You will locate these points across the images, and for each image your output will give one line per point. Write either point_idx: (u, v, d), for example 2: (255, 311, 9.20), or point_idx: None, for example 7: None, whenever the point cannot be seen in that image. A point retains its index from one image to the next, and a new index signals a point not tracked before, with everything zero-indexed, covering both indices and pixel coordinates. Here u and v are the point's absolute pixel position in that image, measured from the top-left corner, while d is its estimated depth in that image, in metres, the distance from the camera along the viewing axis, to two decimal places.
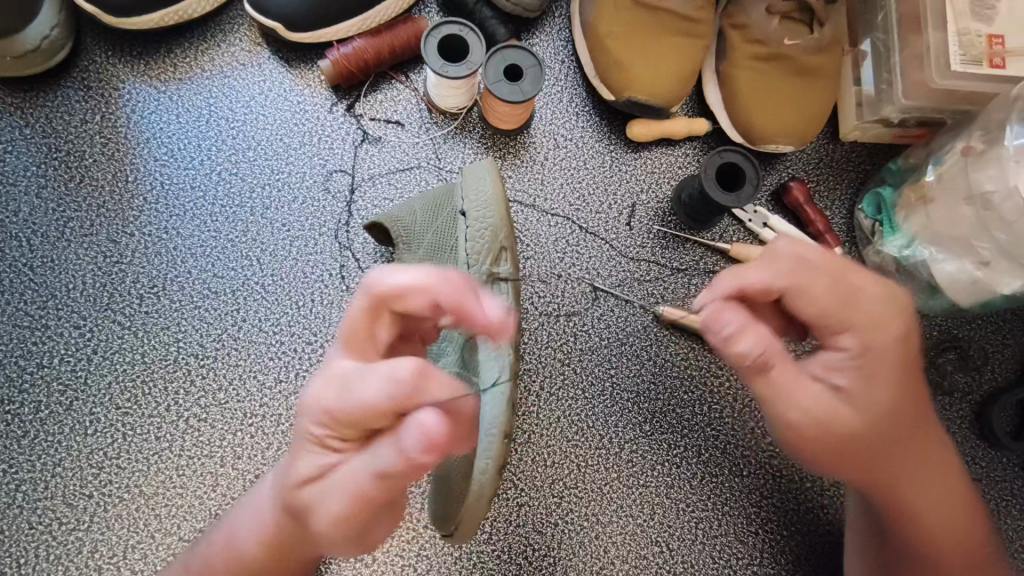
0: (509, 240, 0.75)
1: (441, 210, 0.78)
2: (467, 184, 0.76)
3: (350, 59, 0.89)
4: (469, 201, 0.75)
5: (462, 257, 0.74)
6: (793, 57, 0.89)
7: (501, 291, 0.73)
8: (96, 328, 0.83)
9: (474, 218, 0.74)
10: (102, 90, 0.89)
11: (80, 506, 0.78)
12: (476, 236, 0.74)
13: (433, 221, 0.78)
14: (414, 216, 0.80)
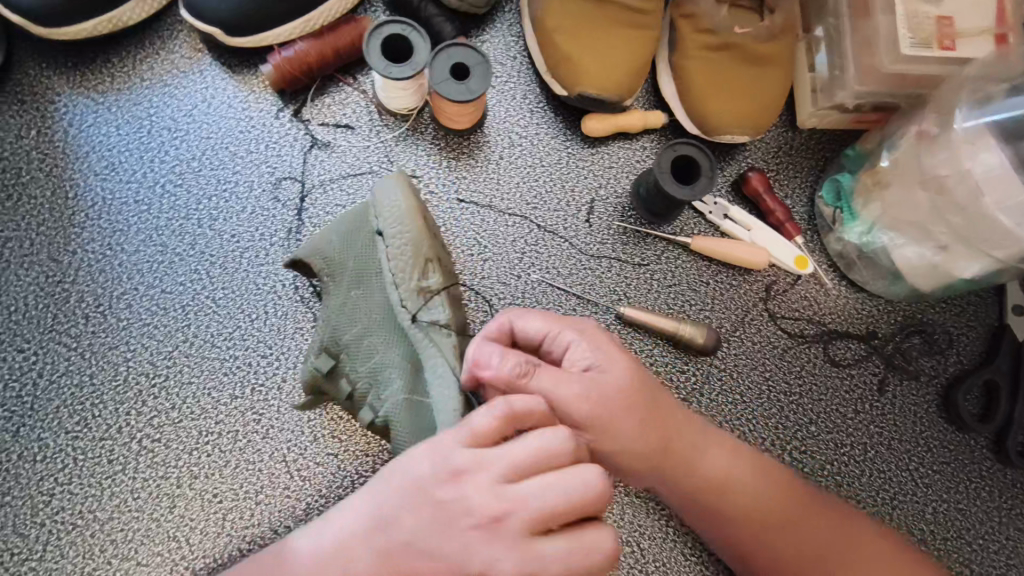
0: (432, 253, 0.74)
1: (358, 233, 0.76)
2: (378, 201, 0.74)
3: (292, 63, 0.86)
4: (388, 222, 0.73)
5: (388, 277, 0.73)
6: (743, 45, 0.88)
7: (434, 306, 0.72)
8: (41, 352, 0.81)
9: (394, 241, 0.73)
10: (37, 104, 0.86)
11: (32, 535, 0.77)
12: (397, 257, 0.73)
13: (353, 245, 0.76)
14: (332, 243, 0.77)
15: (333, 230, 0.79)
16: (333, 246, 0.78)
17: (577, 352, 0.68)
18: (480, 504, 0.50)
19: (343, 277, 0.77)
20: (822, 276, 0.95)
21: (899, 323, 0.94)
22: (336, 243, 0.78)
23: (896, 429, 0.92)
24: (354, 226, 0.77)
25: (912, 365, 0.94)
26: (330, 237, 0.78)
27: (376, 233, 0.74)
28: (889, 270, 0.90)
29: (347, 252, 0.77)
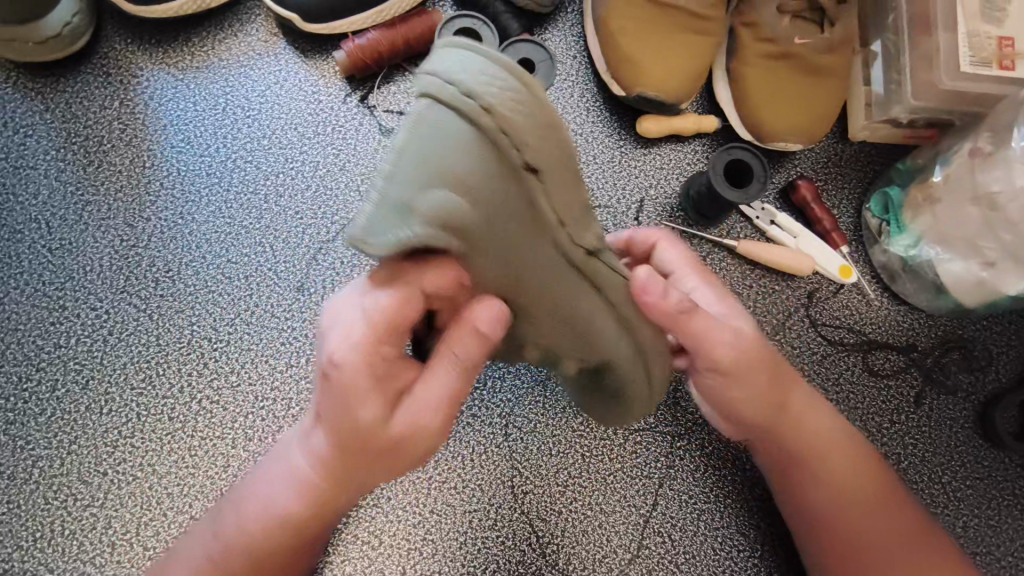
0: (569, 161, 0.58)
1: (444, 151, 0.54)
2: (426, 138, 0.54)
3: (364, 50, 0.90)
4: (533, 149, 0.54)
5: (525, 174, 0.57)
6: (803, 56, 0.90)
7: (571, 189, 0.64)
8: (112, 309, 0.84)
9: (548, 168, 0.55)
10: (121, 77, 0.90)
11: (95, 484, 0.80)
12: (556, 189, 0.57)
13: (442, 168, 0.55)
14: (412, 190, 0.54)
15: (414, 182, 0.53)
16: (463, 211, 0.54)
17: (700, 296, 0.76)
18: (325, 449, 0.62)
19: (483, 245, 0.56)
20: (864, 287, 0.96)
21: (940, 338, 0.95)
22: (458, 198, 0.53)
23: (931, 441, 0.93)
24: (467, 158, 0.53)
25: (951, 380, 0.94)
26: (420, 202, 0.53)
27: (520, 169, 0.54)
28: (932, 283, 0.92)
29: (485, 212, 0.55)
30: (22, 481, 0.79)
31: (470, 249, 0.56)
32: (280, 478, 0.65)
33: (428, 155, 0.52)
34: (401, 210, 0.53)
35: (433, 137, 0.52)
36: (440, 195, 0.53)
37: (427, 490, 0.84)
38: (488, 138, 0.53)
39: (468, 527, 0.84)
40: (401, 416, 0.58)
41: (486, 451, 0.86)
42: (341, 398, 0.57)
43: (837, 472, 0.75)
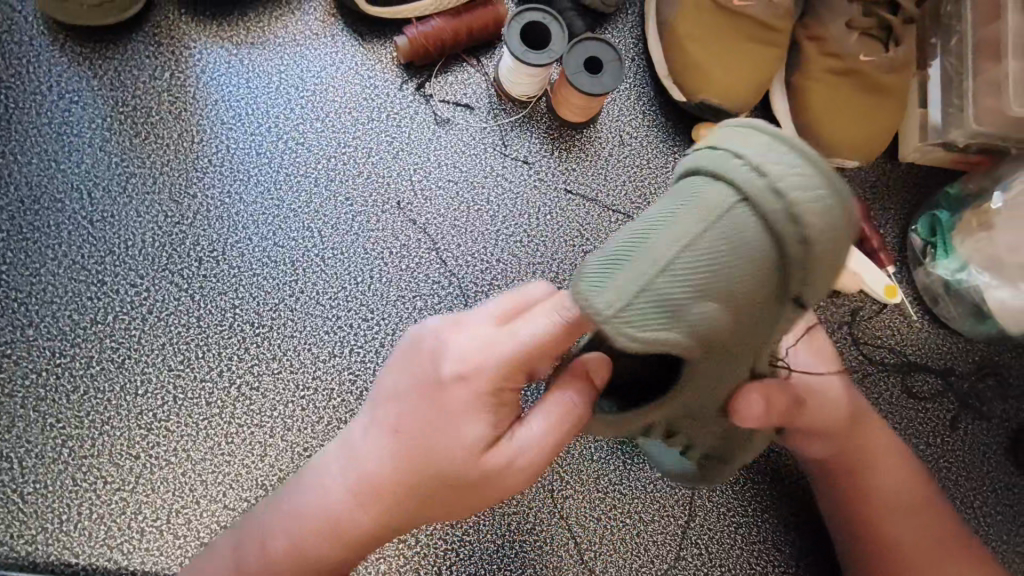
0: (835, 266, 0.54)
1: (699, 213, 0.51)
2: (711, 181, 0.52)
3: (428, 37, 0.88)
4: (813, 281, 0.53)
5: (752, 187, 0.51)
6: (866, 73, 0.89)
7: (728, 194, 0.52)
8: (153, 288, 0.82)
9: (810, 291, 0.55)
10: (173, 48, 0.87)
11: (126, 467, 0.77)
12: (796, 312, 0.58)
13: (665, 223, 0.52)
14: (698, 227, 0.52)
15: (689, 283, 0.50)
16: (725, 325, 0.53)
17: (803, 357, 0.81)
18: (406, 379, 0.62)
19: (731, 346, 0.56)
20: (906, 308, 0.97)
21: (978, 363, 0.96)
22: (728, 306, 0.52)
23: (964, 465, 0.93)
24: (760, 284, 0.52)
25: (985, 406, 0.96)
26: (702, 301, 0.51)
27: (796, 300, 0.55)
28: (973, 307, 0.93)
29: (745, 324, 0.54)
30: (50, 460, 0.76)
31: (723, 335, 0.53)
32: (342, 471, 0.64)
33: (715, 254, 0.50)
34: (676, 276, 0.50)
35: (723, 257, 0.50)
36: (707, 307, 0.51)
37: None
38: (782, 243, 0.50)
39: (507, 530, 0.83)
40: (462, 351, 0.59)
41: None
42: (439, 348, 0.61)
43: (885, 485, 0.79)
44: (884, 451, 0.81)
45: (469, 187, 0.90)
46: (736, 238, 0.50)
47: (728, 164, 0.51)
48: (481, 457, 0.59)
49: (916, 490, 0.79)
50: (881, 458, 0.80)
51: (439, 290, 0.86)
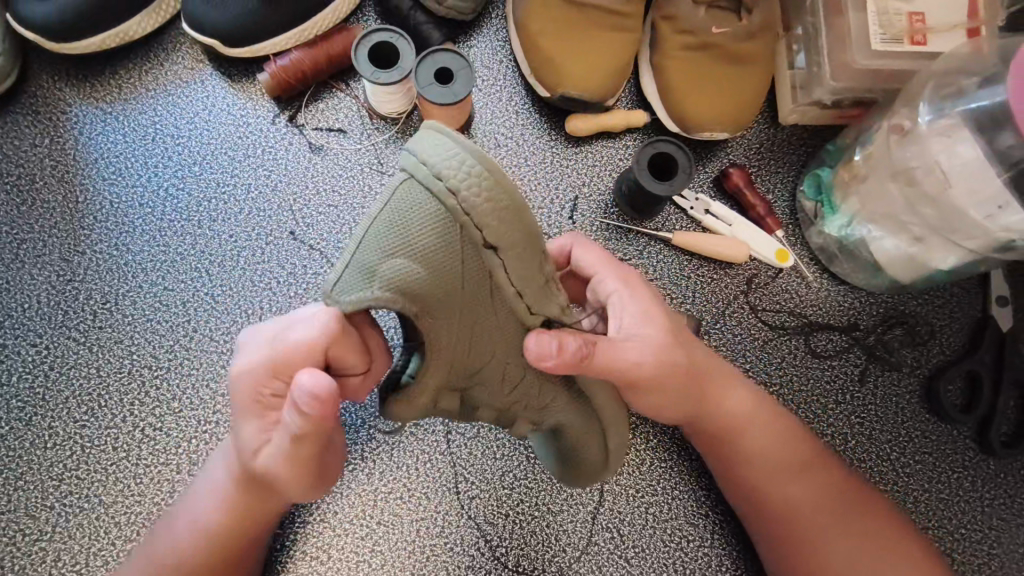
0: (531, 241, 0.62)
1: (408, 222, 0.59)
2: (414, 180, 0.59)
3: (287, 71, 0.91)
4: (500, 233, 0.60)
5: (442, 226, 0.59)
6: (721, 45, 0.91)
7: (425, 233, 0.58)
8: (52, 345, 0.85)
9: (507, 244, 0.60)
10: (50, 114, 0.91)
11: (43, 517, 0.81)
12: (515, 265, 0.62)
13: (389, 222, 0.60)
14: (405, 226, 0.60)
15: (384, 247, 0.60)
16: (423, 276, 0.60)
17: (619, 305, 0.75)
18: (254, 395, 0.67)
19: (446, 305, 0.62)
20: (804, 270, 0.96)
21: (883, 315, 0.95)
22: (421, 265, 0.60)
23: (877, 419, 0.93)
24: (447, 242, 0.60)
25: (894, 356, 0.95)
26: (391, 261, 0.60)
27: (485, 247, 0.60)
28: (868, 262, 0.92)
29: (450, 282, 0.61)
30: None
31: (430, 295, 0.61)
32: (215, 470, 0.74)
33: (398, 222, 0.60)
34: (374, 245, 0.60)
35: (405, 223, 0.59)
36: (399, 262, 0.60)
37: (373, 502, 0.85)
38: (455, 216, 0.59)
39: (417, 535, 0.85)
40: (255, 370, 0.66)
41: (431, 459, 0.87)
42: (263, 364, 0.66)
43: (762, 450, 0.81)
44: (751, 410, 0.82)
45: (349, 208, 0.92)
46: (417, 216, 0.59)
47: (416, 171, 0.59)
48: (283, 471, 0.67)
49: (794, 444, 0.82)
50: (751, 422, 0.81)
51: None
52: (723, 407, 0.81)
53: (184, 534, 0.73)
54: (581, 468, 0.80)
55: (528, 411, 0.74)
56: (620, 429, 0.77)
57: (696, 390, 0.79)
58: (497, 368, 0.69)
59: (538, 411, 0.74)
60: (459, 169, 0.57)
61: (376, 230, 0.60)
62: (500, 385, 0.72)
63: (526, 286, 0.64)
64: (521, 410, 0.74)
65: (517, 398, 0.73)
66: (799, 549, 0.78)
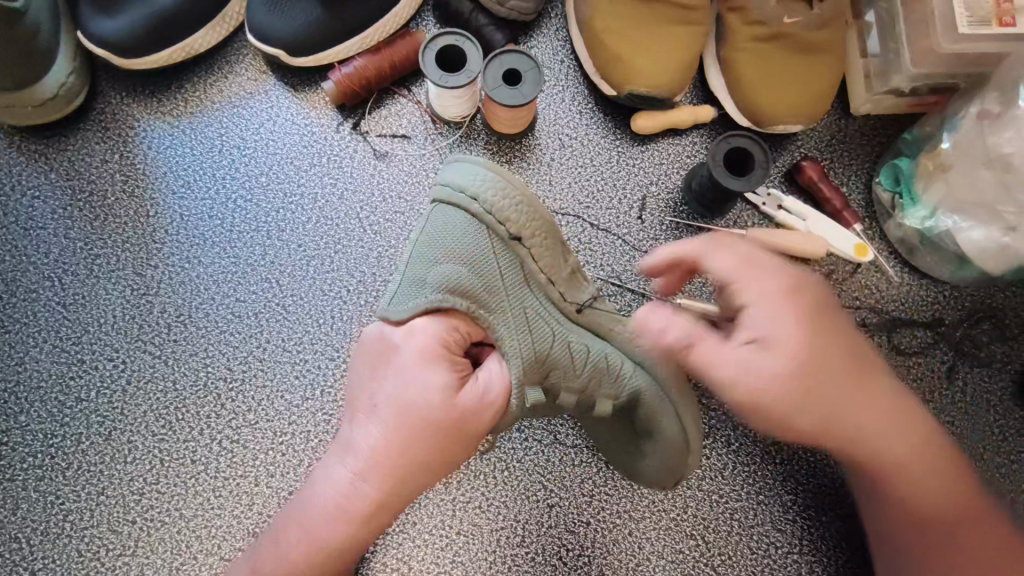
0: (551, 232, 0.75)
1: (446, 229, 0.73)
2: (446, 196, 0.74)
3: (352, 79, 0.90)
4: (519, 225, 0.72)
5: (476, 230, 0.72)
6: (794, 35, 0.89)
7: (464, 231, 0.72)
8: (129, 359, 0.86)
9: (528, 234, 0.73)
10: (119, 130, 0.92)
11: (125, 532, 0.81)
12: (540, 253, 0.74)
13: (433, 238, 0.73)
14: (445, 236, 0.73)
15: (433, 259, 0.73)
16: (468, 276, 0.72)
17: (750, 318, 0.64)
18: (387, 397, 0.68)
19: (493, 301, 0.72)
20: (883, 264, 0.93)
21: (969, 309, 0.91)
22: (462, 266, 0.72)
23: (969, 418, 0.89)
24: (481, 244, 0.72)
25: (983, 352, 0.91)
26: (441, 268, 0.72)
27: (513, 239, 0.72)
28: (954, 254, 0.88)
29: (488, 280, 0.72)
30: (54, 535, 0.81)
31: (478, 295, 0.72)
32: (327, 492, 0.67)
33: (443, 238, 0.73)
34: (426, 261, 0.73)
35: (449, 236, 0.72)
36: (448, 267, 0.72)
37: (452, 512, 0.83)
38: (481, 219, 0.72)
39: (497, 545, 0.83)
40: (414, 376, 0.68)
41: (508, 467, 0.85)
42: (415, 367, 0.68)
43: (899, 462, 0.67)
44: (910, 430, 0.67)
45: (415, 214, 0.91)
46: (455, 227, 0.72)
47: (452, 194, 0.73)
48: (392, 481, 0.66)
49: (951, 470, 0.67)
50: (896, 444, 0.66)
51: None
52: (867, 428, 0.66)
53: (286, 548, 0.66)
54: (659, 449, 0.75)
55: (604, 386, 0.73)
56: (691, 407, 0.75)
57: (831, 423, 0.64)
58: (563, 356, 0.73)
59: (613, 385, 0.73)
60: (486, 185, 0.72)
61: (424, 247, 0.73)
62: (573, 368, 0.73)
63: (553, 273, 0.74)
64: (600, 388, 0.73)
65: (591, 374, 0.73)
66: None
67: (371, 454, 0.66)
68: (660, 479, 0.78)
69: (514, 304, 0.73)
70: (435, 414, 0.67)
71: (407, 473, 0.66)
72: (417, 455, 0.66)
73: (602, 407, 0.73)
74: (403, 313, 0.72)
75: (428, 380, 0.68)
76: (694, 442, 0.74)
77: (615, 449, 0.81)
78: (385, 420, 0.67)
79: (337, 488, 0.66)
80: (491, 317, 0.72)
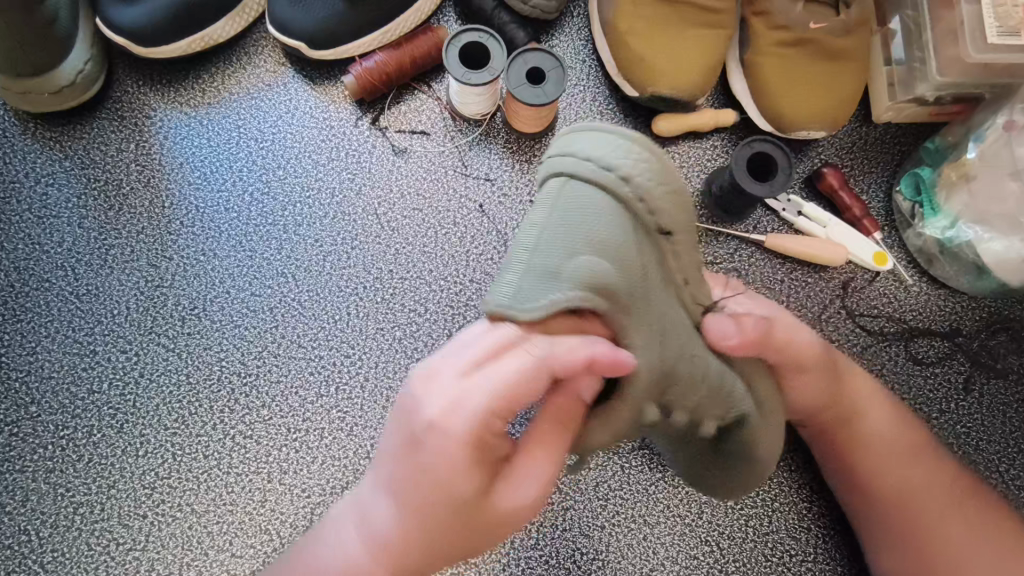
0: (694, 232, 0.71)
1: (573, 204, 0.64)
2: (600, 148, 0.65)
3: (372, 73, 0.89)
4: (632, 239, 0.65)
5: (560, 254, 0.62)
6: (819, 41, 0.88)
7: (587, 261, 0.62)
8: (142, 351, 0.85)
9: (677, 231, 0.68)
10: (135, 120, 0.91)
11: (136, 526, 0.80)
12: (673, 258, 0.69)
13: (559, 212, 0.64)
14: (572, 214, 0.63)
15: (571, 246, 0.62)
16: (609, 271, 0.62)
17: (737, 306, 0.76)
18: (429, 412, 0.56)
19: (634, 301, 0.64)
20: (902, 273, 0.92)
21: (987, 319, 0.91)
22: (603, 260, 0.62)
23: (984, 429, 0.89)
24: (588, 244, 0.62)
25: (1001, 363, 0.90)
26: (529, 295, 0.60)
27: (658, 234, 0.67)
28: (973, 263, 0.88)
29: (633, 280, 0.64)
30: (64, 528, 0.80)
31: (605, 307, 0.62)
32: (335, 557, 0.59)
33: (577, 221, 0.63)
34: (547, 275, 0.61)
35: (576, 217, 0.63)
36: (584, 261, 0.62)
37: None
38: (624, 201, 0.64)
39: (510, 548, 0.82)
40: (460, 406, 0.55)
41: None
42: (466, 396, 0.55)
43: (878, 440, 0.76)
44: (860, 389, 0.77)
45: (433, 212, 0.91)
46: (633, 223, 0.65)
47: (579, 165, 0.64)
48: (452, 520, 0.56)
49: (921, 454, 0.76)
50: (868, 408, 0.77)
51: (416, 317, 0.87)
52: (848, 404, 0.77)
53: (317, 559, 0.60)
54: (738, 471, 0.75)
55: (715, 408, 0.70)
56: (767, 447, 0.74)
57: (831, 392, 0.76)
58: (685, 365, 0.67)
59: (727, 404, 0.70)
60: (656, 167, 0.66)
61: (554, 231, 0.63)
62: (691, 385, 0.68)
63: (687, 275, 0.71)
64: (710, 408, 0.70)
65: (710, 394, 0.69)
66: (916, 544, 0.73)
67: (382, 531, 0.57)
68: (736, 488, 0.77)
69: (660, 306, 0.67)
70: (471, 507, 0.56)
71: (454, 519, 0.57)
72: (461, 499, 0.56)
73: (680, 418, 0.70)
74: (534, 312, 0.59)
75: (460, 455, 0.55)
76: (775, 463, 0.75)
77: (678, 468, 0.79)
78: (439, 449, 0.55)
79: (343, 555, 0.59)
80: (635, 328, 0.64)
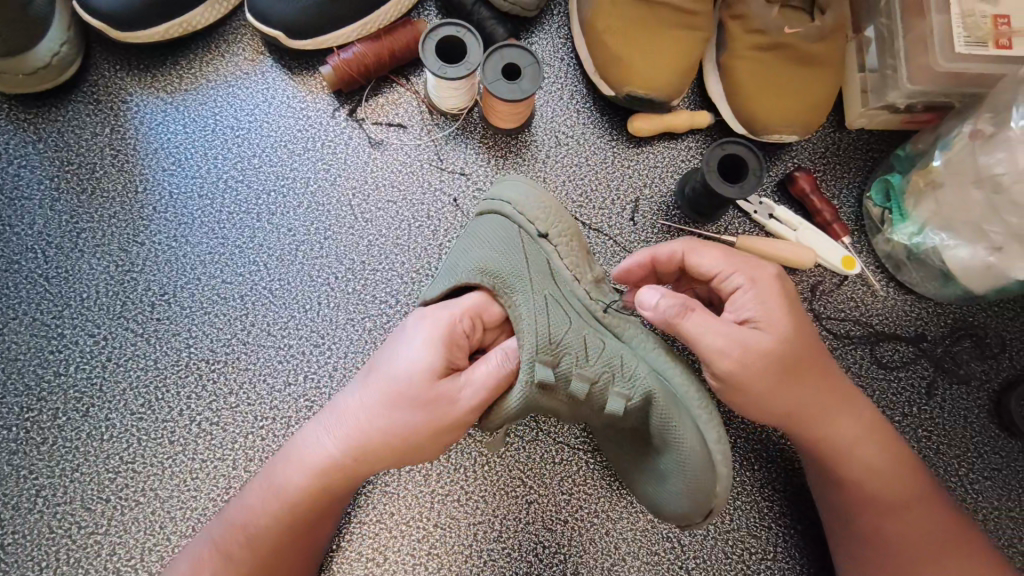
0: (578, 236, 0.79)
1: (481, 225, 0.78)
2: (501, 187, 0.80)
3: (350, 64, 0.89)
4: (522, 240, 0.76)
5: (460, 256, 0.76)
6: (794, 45, 0.89)
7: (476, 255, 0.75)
8: (110, 336, 0.85)
9: (555, 233, 0.77)
10: (111, 104, 0.91)
11: (98, 510, 0.80)
12: (566, 251, 0.77)
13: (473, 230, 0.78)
14: (479, 227, 0.78)
15: (468, 250, 0.77)
16: (495, 257, 0.75)
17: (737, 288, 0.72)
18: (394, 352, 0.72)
19: (520, 284, 0.74)
20: (870, 278, 0.93)
21: (952, 326, 0.92)
22: (494, 253, 0.75)
23: (945, 433, 0.90)
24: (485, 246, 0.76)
25: (963, 369, 0.92)
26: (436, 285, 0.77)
27: (539, 238, 0.77)
28: (939, 270, 0.89)
29: (517, 269, 0.74)
30: (25, 511, 0.80)
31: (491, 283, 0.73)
32: (302, 448, 0.73)
33: (477, 233, 0.78)
34: (451, 269, 0.76)
35: (478, 231, 0.78)
36: (477, 256, 0.75)
37: (429, 504, 0.83)
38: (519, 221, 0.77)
39: (473, 539, 0.83)
40: (407, 350, 0.71)
41: (488, 461, 0.85)
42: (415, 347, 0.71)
43: (854, 469, 0.76)
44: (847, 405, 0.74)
45: (407, 204, 0.91)
46: (523, 229, 0.77)
47: (501, 206, 0.78)
48: (380, 440, 0.70)
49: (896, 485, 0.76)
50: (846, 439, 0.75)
51: (386, 308, 0.87)
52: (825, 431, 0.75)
53: (285, 464, 0.73)
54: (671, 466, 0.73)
55: (617, 382, 0.71)
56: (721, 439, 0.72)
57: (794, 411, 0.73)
58: (580, 343, 0.72)
59: (627, 382, 0.71)
60: (530, 191, 0.78)
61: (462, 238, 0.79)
62: (587, 356, 0.72)
63: (578, 272, 0.77)
64: (612, 383, 0.71)
65: (604, 368, 0.72)
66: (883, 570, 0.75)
67: (344, 424, 0.71)
68: (694, 505, 0.73)
69: (541, 289, 0.74)
70: (412, 422, 0.69)
71: (381, 443, 0.70)
72: (391, 424, 0.70)
73: (579, 387, 0.70)
74: (433, 293, 0.77)
75: (420, 362, 0.70)
76: (720, 463, 0.70)
77: (621, 461, 0.81)
78: (383, 378, 0.71)
79: (305, 456, 0.72)
80: (515, 299, 0.73)
